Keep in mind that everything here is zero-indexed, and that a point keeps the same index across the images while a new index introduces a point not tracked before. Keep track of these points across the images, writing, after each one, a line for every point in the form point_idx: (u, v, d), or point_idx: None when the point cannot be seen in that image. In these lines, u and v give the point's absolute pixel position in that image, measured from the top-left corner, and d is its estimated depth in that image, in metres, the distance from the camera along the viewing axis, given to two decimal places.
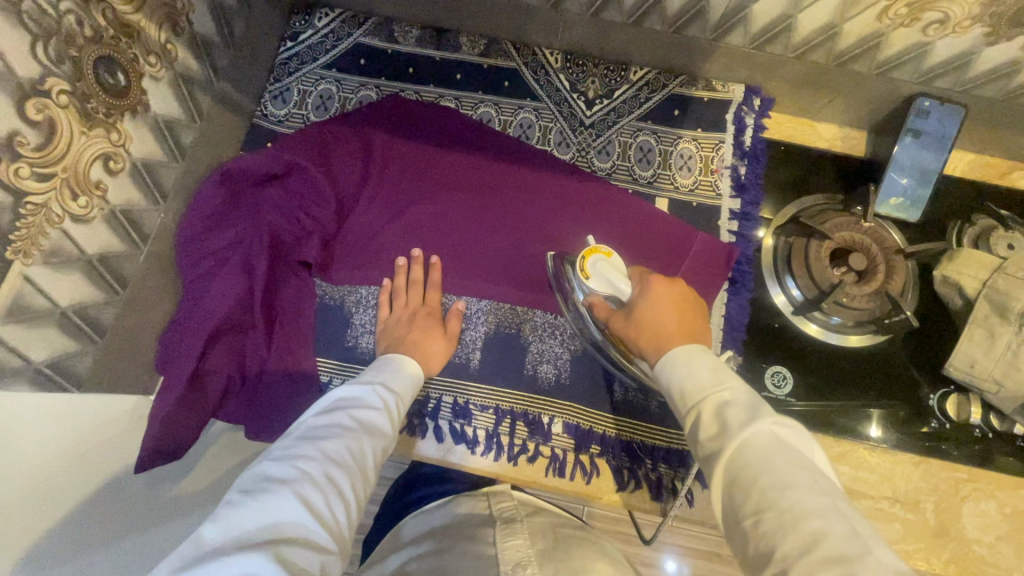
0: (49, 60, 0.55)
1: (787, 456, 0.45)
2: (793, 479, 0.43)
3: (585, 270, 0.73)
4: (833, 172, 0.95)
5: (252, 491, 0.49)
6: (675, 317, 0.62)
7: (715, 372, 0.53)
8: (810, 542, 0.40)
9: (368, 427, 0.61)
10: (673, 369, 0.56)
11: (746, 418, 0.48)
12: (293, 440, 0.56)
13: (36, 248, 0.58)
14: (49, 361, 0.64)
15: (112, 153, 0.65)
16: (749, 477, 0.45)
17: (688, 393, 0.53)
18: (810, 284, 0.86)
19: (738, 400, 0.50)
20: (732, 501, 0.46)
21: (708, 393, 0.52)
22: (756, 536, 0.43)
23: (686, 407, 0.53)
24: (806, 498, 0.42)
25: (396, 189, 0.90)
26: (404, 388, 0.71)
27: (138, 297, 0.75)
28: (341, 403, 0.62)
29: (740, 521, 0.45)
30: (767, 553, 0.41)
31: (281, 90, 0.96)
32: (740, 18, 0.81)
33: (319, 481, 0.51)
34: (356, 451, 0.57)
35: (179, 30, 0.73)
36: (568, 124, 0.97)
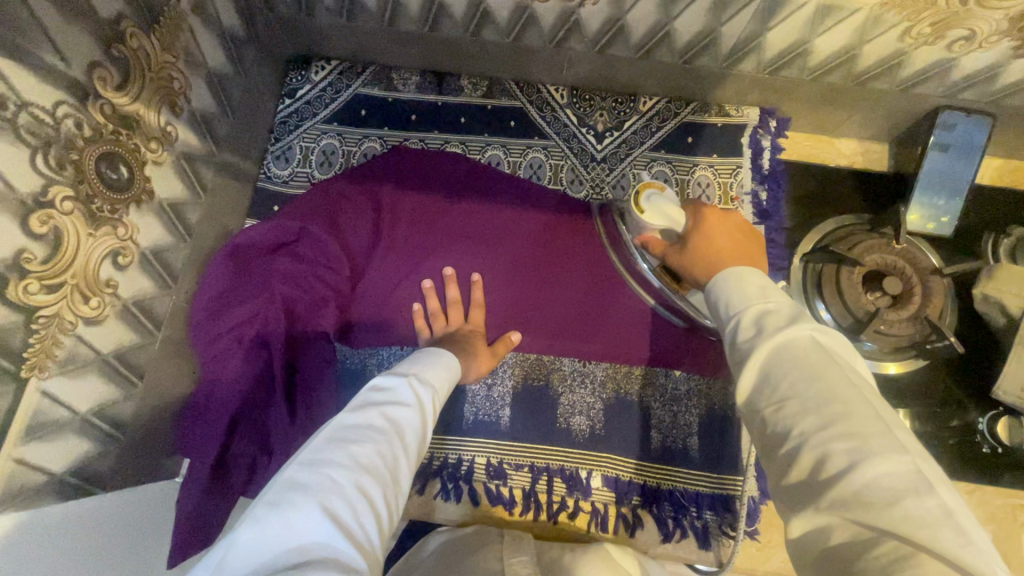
0: (50, 169, 0.53)
1: (822, 357, 0.42)
2: (823, 372, 0.41)
3: (638, 207, 0.66)
4: (858, 190, 0.92)
5: (277, 503, 0.45)
6: (723, 241, 0.60)
7: (764, 289, 0.50)
8: (828, 424, 0.39)
9: (401, 429, 0.56)
10: (722, 287, 0.52)
11: (785, 323, 0.46)
12: (321, 441, 0.52)
13: (51, 360, 0.56)
14: (72, 469, 0.62)
15: (120, 248, 0.63)
16: (778, 374, 0.43)
17: (731, 301, 0.50)
18: (844, 311, 0.82)
19: (783, 310, 0.47)
20: (755, 391, 0.44)
21: (753, 300, 0.49)
22: (776, 420, 0.42)
23: (728, 316, 0.50)
24: (835, 386, 0.41)
25: (409, 244, 0.88)
26: (434, 386, 0.66)
27: (155, 384, 0.73)
28: (371, 402, 0.58)
29: (759, 410, 0.43)
30: (783, 434, 0.41)
31: (283, 149, 0.94)
32: (755, 45, 0.78)
33: (350, 492, 0.47)
34: (388, 457, 0.53)
35: (179, 108, 0.71)
36: (579, 160, 0.94)
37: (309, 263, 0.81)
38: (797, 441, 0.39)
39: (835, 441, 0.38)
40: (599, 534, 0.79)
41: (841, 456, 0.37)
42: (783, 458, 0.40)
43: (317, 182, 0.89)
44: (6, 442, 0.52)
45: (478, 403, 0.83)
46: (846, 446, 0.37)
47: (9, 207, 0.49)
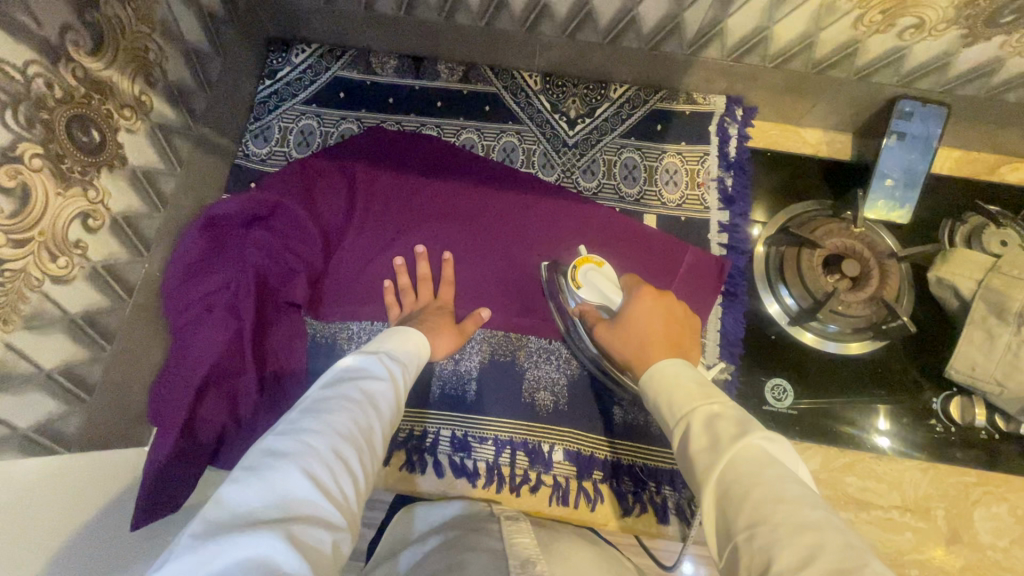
0: (19, 126, 0.54)
1: (778, 471, 0.43)
2: (785, 492, 0.41)
3: (576, 280, 0.76)
4: (821, 178, 0.94)
5: (255, 467, 0.45)
6: (659, 323, 0.66)
7: (703, 388, 0.53)
8: (806, 558, 0.36)
9: (374, 400, 0.57)
10: (659, 385, 0.56)
11: (736, 431, 0.46)
12: (298, 413, 0.52)
13: (17, 313, 0.57)
14: (38, 425, 0.63)
15: (91, 211, 0.65)
16: (741, 491, 0.42)
17: (676, 405, 0.52)
18: (804, 293, 0.85)
19: (726, 414, 0.49)
20: (726, 517, 0.42)
21: (697, 404, 0.51)
22: (750, 553, 0.39)
23: (675, 420, 0.52)
24: (801, 515, 0.39)
25: (381, 222, 0.89)
26: (407, 363, 0.67)
27: (125, 350, 0.74)
28: (345, 377, 0.59)
29: (733, 537, 0.41)
30: (759, 571, 0.38)
31: (261, 129, 0.96)
32: (717, 32, 0.80)
33: (326, 455, 0.48)
34: (363, 426, 0.54)
35: (154, 80, 0.73)
36: (552, 145, 0.96)
37: (284, 236, 0.83)
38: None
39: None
40: (561, 506, 0.80)
41: None
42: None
43: (293, 161, 0.91)
44: None
45: (446, 378, 0.85)
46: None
47: None
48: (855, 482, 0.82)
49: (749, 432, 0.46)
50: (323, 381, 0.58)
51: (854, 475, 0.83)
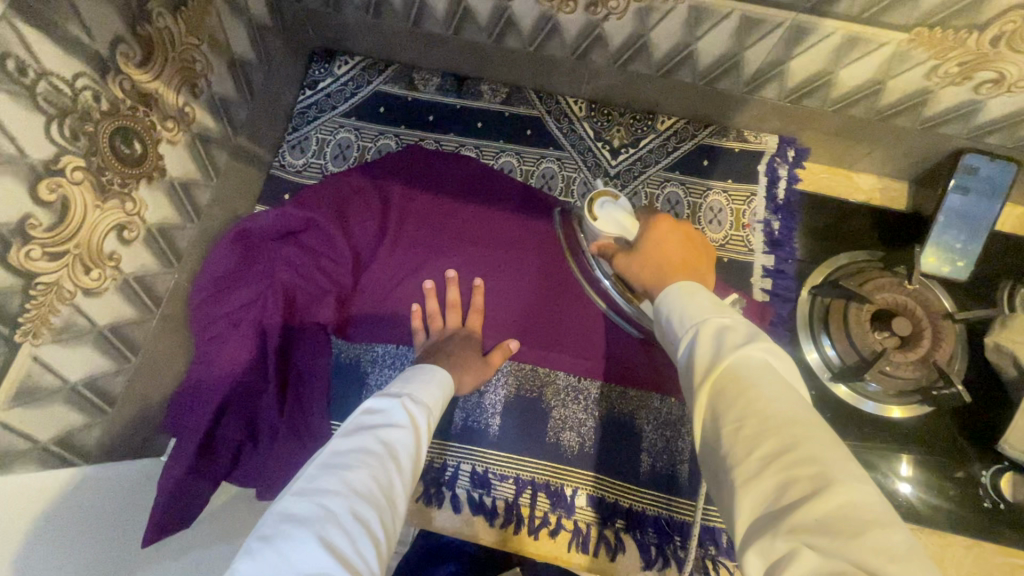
0: (64, 139, 0.53)
1: (771, 375, 0.42)
2: (777, 392, 0.40)
3: (591, 212, 0.67)
4: (873, 227, 0.90)
5: (271, 536, 0.44)
6: (681, 252, 0.61)
7: (718, 304, 0.50)
8: (785, 448, 0.37)
9: (396, 450, 0.55)
10: (672, 302, 0.53)
11: (742, 341, 0.44)
12: (315, 468, 0.50)
13: (47, 327, 0.56)
14: (58, 438, 0.62)
15: (127, 222, 0.63)
16: (736, 389, 0.41)
17: (688, 315, 0.49)
18: (850, 349, 0.81)
19: (739, 326, 0.46)
20: (713, 409, 0.42)
21: (709, 315, 0.48)
22: (733, 441, 0.39)
23: (683, 331, 0.49)
24: (790, 411, 0.39)
25: (414, 244, 0.87)
26: (430, 405, 0.64)
27: (149, 361, 0.73)
28: (364, 425, 0.57)
29: (719, 428, 0.41)
30: (737, 457, 0.38)
31: (299, 139, 0.94)
32: (778, 72, 0.77)
33: (343, 517, 0.45)
34: (383, 480, 0.51)
35: (199, 91, 0.72)
36: (593, 174, 0.93)
37: (315, 252, 0.82)
38: (758, 464, 0.37)
39: (797, 466, 0.35)
40: (581, 554, 0.77)
41: (803, 484, 0.35)
42: (739, 481, 0.37)
43: (328, 175, 0.89)
44: None
45: (469, 410, 0.83)
46: (809, 471, 0.35)
47: (20, 172, 0.50)
48: None
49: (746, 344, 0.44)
50: (342, 430, 0.56)
51: None
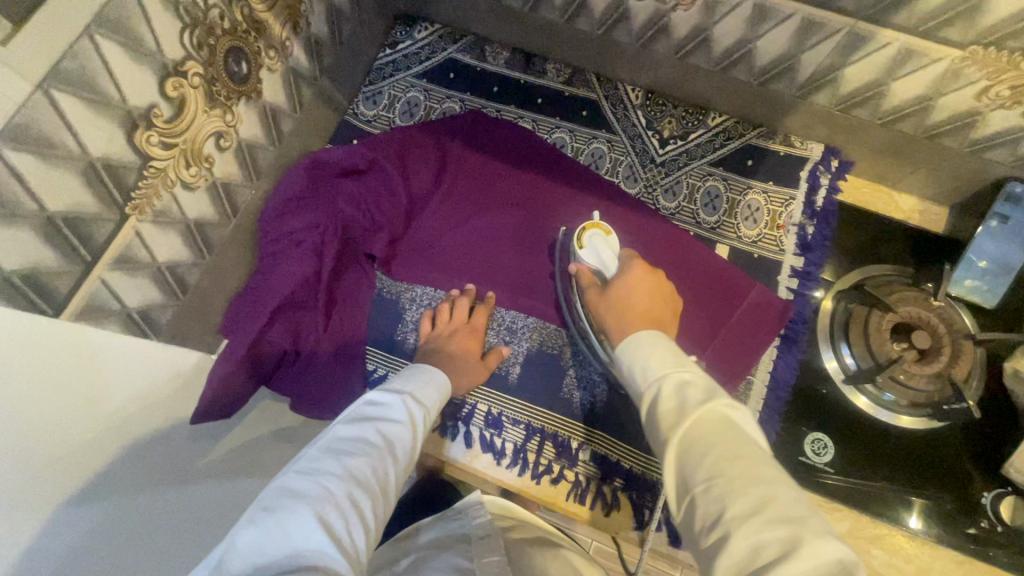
0: (192, 46, 0.62)
1: (735, 436, 0.46)
2: (740, 453, 0.44)
3: (580, 241, 0.80)
4: (907, 245, 0.92)
5: (275, 508, 0.48)
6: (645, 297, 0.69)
7: (676, 356, 0.55)
8: (756, 509, 0.41)
9: (392, 443, 0.60)
10: (638, 350, 0.57)
11: (703, 397, 0.49)
12: (318, 451, 0.55)
13: (150, 207, 0.65)
14: (140, 309, 0.70)
15: (224, 131, 0.72)
16: (703, 448, 0.45)
17: (648, 371, 0.54)
18: (866, 354, 0.84)
19: (698, 381, 0.51)
20: (684, 471, 0.46)
21: (671, 369, 0.53)
22: (705, 500, 0.43)
23: (647, 383, 0.54)
24: (751, 470, 0.43)
25: (463, 198, 0.94)
26: (429, 405, 0.70)
27: (218, 262, 0.82)
28: (366, 417, 0.62)
29: (690, 488, 0.45)
30: (712, 520, 0.42)
31: (373, 93, 1.02)
32: (833, 78, 0.81)
33: (342, 501, 0.50)
34: (379, 470, 0.56)
35: (300, 29, 0.79)
36: (639, 159, 0.98)
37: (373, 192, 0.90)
38: (724, 528, 0.41)
39: (764, 528, 0.39)
40: (577, 504, 0.82)
41: (770, 545, 0.39)
42: (713, 545, 0.41)
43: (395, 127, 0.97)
44: (101, 260, 0.61)
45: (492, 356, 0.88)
46: (776, 533, 0.39)
47: (154, 65, 0.59)
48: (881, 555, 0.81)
49: (698, 403, 0.48)
50: (344, 419, 0.61)
51: (881, 548, 0.81)
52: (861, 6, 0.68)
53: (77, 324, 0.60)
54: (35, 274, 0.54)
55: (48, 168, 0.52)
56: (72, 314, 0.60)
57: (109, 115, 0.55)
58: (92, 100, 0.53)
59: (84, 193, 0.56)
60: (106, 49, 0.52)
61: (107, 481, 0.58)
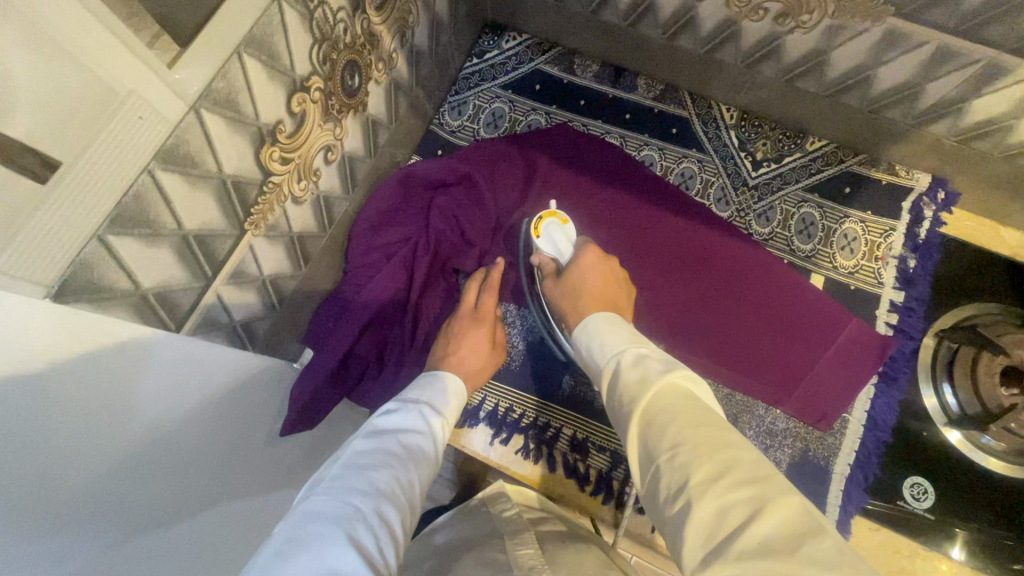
0: (317, 62, 0.61)
1: (697, 406, 0.44)
2: (705, 419, 0.43)
3: (535, 229, 0.78)
4: (1014, 284, 0.88)
5: (296, 536, 0.41)
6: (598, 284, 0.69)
7: (633, 333, 0.56)
8: (721, 471, 0.38)
9: (415, 453, 0.54)
10: (595, 331, 0.58)
11: (661, 367, 0.48)
12: (336, 469, 0.49)
13: (264, 222, 0.64)
14: (243, 322, 0.69)
15: (332, 145, 0.71)
16: (666, 417, 0.43)
17: (608, 346, 0.55)
18: (972, 397, 0.81)
19: (655, 355, 0.51)
20: (646, 446, 0.43)
21: (630, 346, 0.53)
22: (671, 472, 0.40)
23: (607, 358, 0.54)
24: (717, 433, 0.41)
25: (550, 215, 0.92)
26: (450, 413, 0.63)
27: (311, 274, 0.81)
28: (384, 428, 0.56)
29: (655, 460, 0.42)
30: (677, 488, 0.39)
31: (459, 102, 1.01)
32: (957, 109, 0.77)
33: (370, 518, 0.44)
34: (404, 481, 0.50)
35: (406, 40, 0.78)
36: (731, 182, 0.96)
37: (463, 207, 0.89)
38: (694, 491, 0.37)
39: (732, 490, 0.37)
40: (663, 538, 0.79)
41: (739, 507, 0.36)
42: (680, 513, 0.38)
43: (482, 139, 0.96)
44: (217, 275, 0.60)
45: (577, 379, 0.86)
46: (743, 494, 0.37)
47: (285, 82, 0.57)
48: None
49: (655, 376, 0.47)
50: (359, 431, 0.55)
51: None
52: (1009, 38, 0.64)
53: (195, 338, 0.59)
54: (165, 291, 0.54)
55: (187, 188, 0.51)
56: (191, 328, 0.59)
57: (242, 133, 0.54)
58: (231, 117, 0.52)
59: (212, 210, 0.55)
60: (249, 68, 0.51)
61: (163, 503, 0.51)
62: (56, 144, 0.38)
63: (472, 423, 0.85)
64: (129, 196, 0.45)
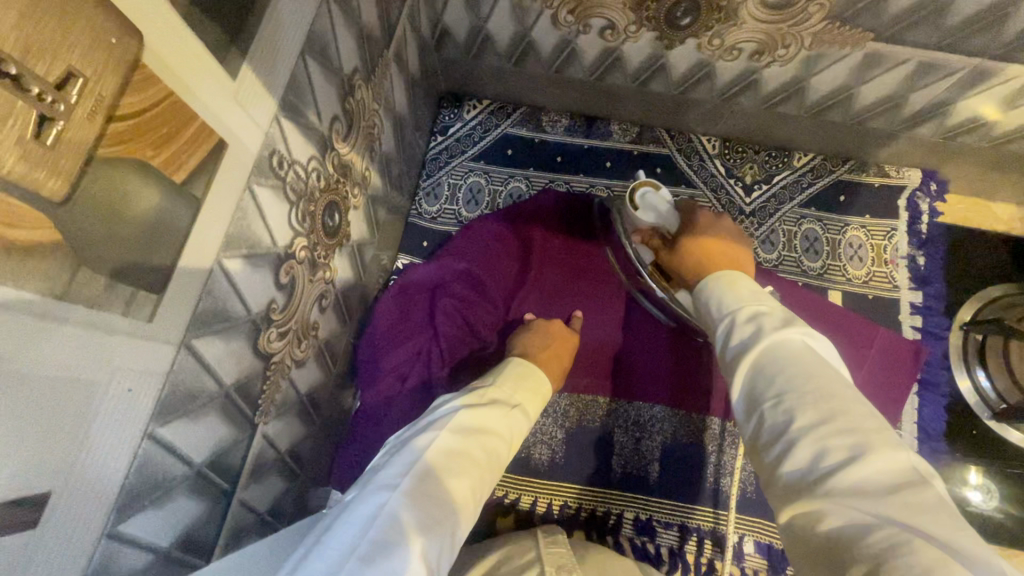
0: (297, 223, 0.54)
1: (816, 358, 0.40)
2: (819, 370, 0.39)
3: (633, 201, 0.69)
4: (1016, 261, 0.89)
5: (378, 542, 0.36)
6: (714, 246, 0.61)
7: (757, 293, 0.49)
8: (831, 416, 0.35)
9: (493, 454, 0.49)
10: (716, 289, 0.52)
11: (780, 323, 0.44)
12: (421, 463, 0.43)
13: (272, 404, 0.57)
14: (269, 508, 0.62)
15: (324, 292, 0.64)
16: (775, 369, 0.40)
17: (724, 304, 0.49)
18: (1011, 385, 0.82)
19: (777, 313, 0.46)
20: (751, 390, 0.41)
21: (746, 302, 0.48)
22: (773, 416, 0.38)
23: (720, 314, 0.49)
24: (832, 384, 0.38)
25: (558, 287, 0.87)
26: (527, 402, 0.57)
27: (326, 420, 0.74)
28: (465, 422, 0.49)
29: (760, 406, 0.40)
30: (780, 432, 0.37)
31: (432, 186, 0.95)
32: (943, 111, 0.76)
33: (441, 533, 0.39)
34: (477, 489, 0.46)
35: (374, 152, 0.71)
36: (727, 212, 0.93)
37: (467, 303, 0.83)
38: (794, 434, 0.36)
39: (835, 434, 0.34)
40: None
41: (839, 451, 0.33)
42: (781, 453, 0.36)
43: (468, 223, 0.90)
44: (237, 485, 0.53)
45: (626, 456, 0.82)
46: (845, 439, 0.34)
47: (271, 261, 0.50)
48: None
49: (773, 327, 0.43)
50: (451, 418, 0.49)
51: None
52: (993, 48, 0.64)
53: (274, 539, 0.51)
54: (187, 536, 0.46)
55: (192, 424, 0.44)
56: (221, 549, 0.52)
57: (236, 335, 0.47)
58: (224, 328, 0.45)
59: (221, 428, 0.48)
60: (232, 269, 0.44)
61: None
62: (43, 477, 0.31)
63: (528, 528, 0.80)
64: (133, 472, 0.38)
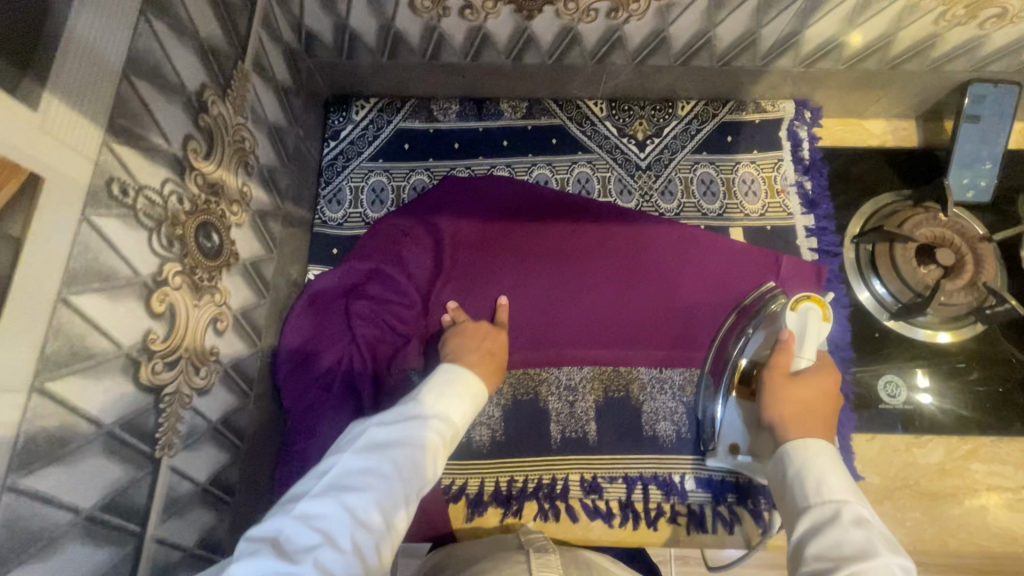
0: (163, 248, 0.52)
1: None
2: None
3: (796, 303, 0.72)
4: (893, 171, 0.95)
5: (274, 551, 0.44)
6: (821, 412, 0.64)
7: (856, 495, 0.54)
8: None
9: (410, 464, 0.53)
10: (816, 461, 0.57)
11: (881, 541, 0.48)
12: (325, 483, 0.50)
13: (176, 437, 0.55)
14: (199, 541, 0.60)
15: (218, 315, 0.62)
16: None
17: (825, 488, 0.54)
18: (901, 286, 0.86)
19: (876, 531, 0.50)
20: None
21: (850, 499, 0.53)
22: None
23: (818, 497, 0.54)
24: None
25: (473, 269, 0.87)
26: (450, 411, 0.61)
27: (253, 445, 0.72)
28: (381, 440, 0.54)
29: None
30: None
31: (334, 192, 0.94)
32: (795, 41, 0.81)
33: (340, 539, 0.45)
34: (390, 497, 0.50)
35: (251, 167, 0.70)
36: (625, 170, 0.95)
37: (383, 302, 0.83)
38: None
39: None
40: (699, 533, 0.80)
41: None
42: None
43: (373, 224, 0.89)
44: (149, 524, 0.52)
45: (564, 422, 0.84)
46: None
47: (135, 291, 0.49)
48: (982, 467, 0.83)
49: (881, 548, 0.47)
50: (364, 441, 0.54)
51: (979, 461, 0.84)
52: None
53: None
54: None
55: (65, 470, 0.42)
56: None
57: (107, 374, 0.46)
58: (89, 366, 0.44)
59: (111, 469, 0.47)
60: (84, 307, 0.43)
61: None
62: None
63: (480, 509, 0.81)
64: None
